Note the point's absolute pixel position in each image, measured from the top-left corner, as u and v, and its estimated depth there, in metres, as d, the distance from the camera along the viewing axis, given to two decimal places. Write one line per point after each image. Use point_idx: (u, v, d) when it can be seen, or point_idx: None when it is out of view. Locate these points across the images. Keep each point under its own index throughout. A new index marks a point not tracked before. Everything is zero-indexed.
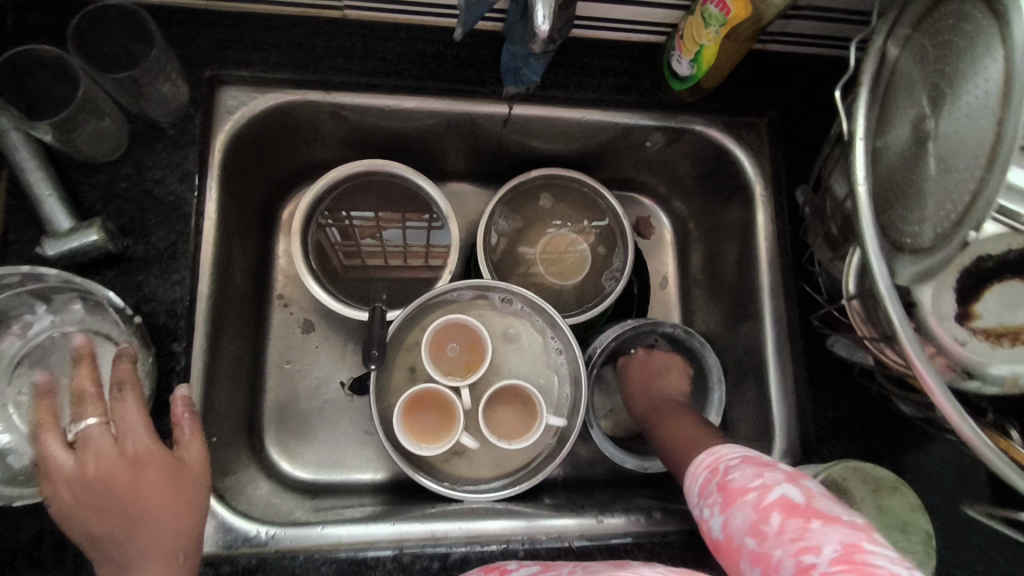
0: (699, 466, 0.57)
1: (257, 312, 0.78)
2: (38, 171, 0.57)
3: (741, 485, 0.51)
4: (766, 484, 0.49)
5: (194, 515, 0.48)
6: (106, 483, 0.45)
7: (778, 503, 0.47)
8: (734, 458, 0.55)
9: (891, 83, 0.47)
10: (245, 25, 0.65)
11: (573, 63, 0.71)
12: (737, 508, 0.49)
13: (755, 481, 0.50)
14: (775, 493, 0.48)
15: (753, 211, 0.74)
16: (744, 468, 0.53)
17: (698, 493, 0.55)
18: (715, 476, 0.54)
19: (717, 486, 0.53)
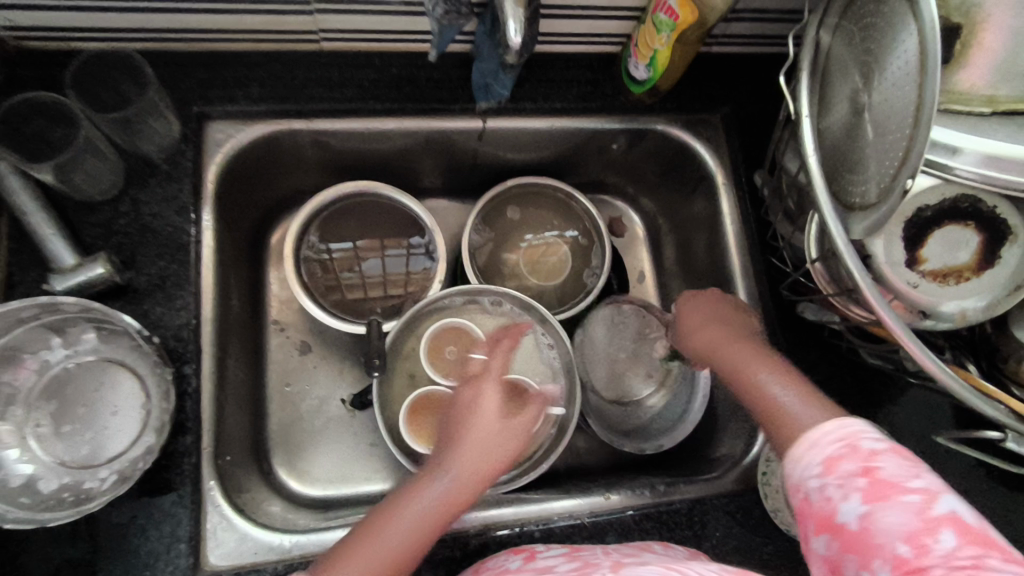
0: (822, 437, 0.45)
1: (254, 338, 0.80)
2: (39, 212, 0.59)
3: (895, 481, 0.41)
4: (925, 488, 0.40)
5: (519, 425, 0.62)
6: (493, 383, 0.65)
7: (944, 516, 0.39)
8: (876, 438, 0.44)
9: (829, 65, 0.52)
10: (227, 64, 0.69)
11: (538, 76, 0.76)
12: (892, 502, 0.40)
13: (912, 475, 0.41)
14: (938, 492, 0.40)
15: (718, 199, 0.79)
16: (898, 460, 0.42)
17: (818, 468, 0.44)
18: (855, 457, 0.43)
19: (858, 469, 0.42)
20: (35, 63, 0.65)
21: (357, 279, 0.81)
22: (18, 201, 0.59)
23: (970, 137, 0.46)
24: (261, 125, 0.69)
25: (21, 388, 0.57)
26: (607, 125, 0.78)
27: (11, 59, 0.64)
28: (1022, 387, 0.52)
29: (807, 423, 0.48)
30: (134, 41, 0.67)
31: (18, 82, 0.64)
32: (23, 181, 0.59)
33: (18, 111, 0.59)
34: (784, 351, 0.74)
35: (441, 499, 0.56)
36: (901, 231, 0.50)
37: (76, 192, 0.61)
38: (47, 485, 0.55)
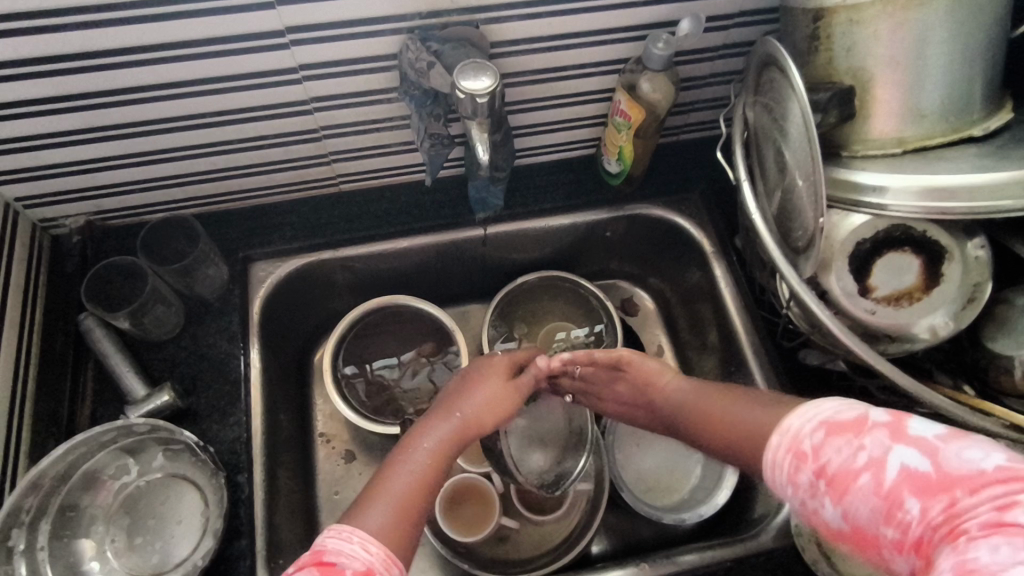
0: (774, 457, 0.44)
1: (303, 451, 0.87)
2: (118, 354, 0.71)
3: (845, 469, 0.39)
4: (872, 460, 0.38)
5: (496, 418, 0.63)
6: (515, 390, 0.65)
7: (898, 479, 0.36)
8: (812, 433, 0.42)
9: (758, 136, 0.60)
10: (266, 215, 0.83)
11: (526, 185, 0.87)
12: (856, 499, 0.38)
13: (859, 457, 0.38)
14: (892, 466, 0.37)
15: (710, 267, 0.85)
16: (833, 442, 0.40)
17: (784, 481, 0.43)
18: (806, 465, 0.41)
19: (815, 476, 0.40)
20: (116, 236, 0.80)
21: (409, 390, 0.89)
22: (101, 347, 0.71)
23: (895, 177, 0.52)
24: (293, 260, 0.81)
25: (102, 506, 0.65)
26: (595, 218, 0.87)
27: (98, 236, 0.79)
28: (1012, 397, 0.53)
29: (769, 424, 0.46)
30: (190, 207, 0.81)
31: (103, 252, 0.79)
32: (105, 331, 0.72)
33: (101, 275, 0.73)
34: (799, 401, 0.75)
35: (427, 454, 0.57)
36: (850, 265, 0.55)
37: (145, 334, 0.74)
38: None
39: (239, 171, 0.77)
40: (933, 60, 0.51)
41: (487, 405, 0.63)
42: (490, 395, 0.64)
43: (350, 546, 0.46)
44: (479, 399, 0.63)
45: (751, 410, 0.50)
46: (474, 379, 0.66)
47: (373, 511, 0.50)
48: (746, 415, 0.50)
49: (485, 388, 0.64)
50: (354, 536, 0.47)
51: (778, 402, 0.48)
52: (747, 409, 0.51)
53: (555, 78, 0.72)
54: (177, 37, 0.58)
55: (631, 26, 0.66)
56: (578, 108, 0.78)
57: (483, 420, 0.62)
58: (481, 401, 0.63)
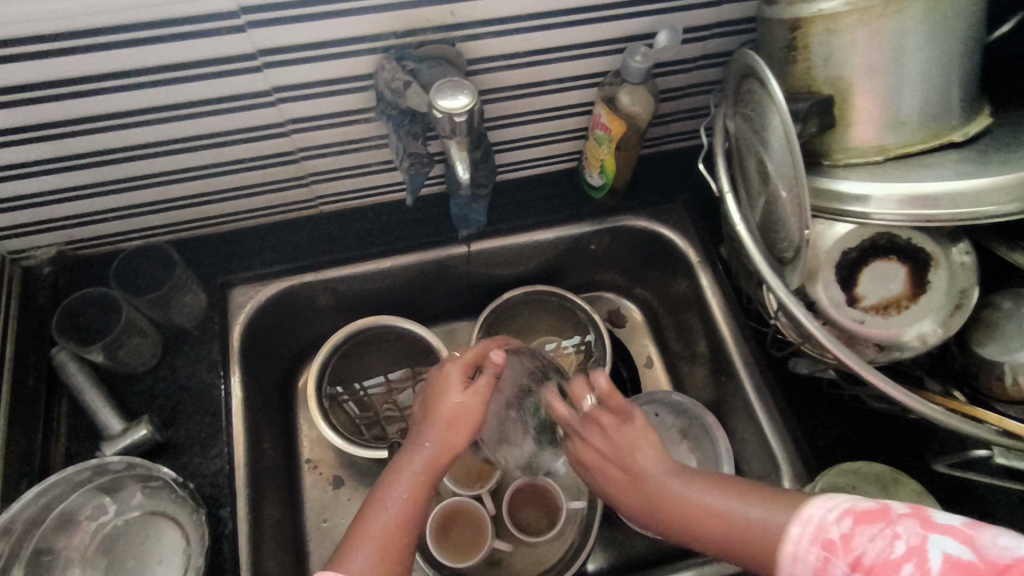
0: (799, 550, 0.43)
1: (290, 479, 0.85)
2: (92, 388, 0.69)
3: (884, 560, 0.40)
4: (911, 548, 0.40)
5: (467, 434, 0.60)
6: (477, 396, 0.61)
7: (944, 568, 0.38)
8: (839, 522, 0.42)
9: (739, 146, 0.60)
10: (245, 239, 0.81)
11: (509, 200, 0.86)
12: None
13: (896, 548, 0.40)
14: (935, 556, 0.39)
15: (696, 277, 0.84)
16: (864, 532, 0.41)
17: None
18: (836, 556, 0.42)
19: (849, 569, 0.41)
20: (90, 265, 0.78)
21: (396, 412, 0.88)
22: (75, 381, 0.69)
23: (878, 185, 0.51)
24: (274, 284, 0.79)
25: (78, 548, 0.63)
26: (580, 231, 0.86)
27: (71, 266, 0.77)
28: (1004, 402, 0.53)
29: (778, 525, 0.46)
30: (166, 234, 0.79)
31: (76, 282, 0.77)
32: (79, 365, 0.70)
33: (74, 307, 0.71)
34: (790, 410, 0.75)
35: (408, 487, 0.57)
36: (836, 276, 0.55)
37: (121, 366, 0.71)
38: None
39: (215, 196, 0.75)
40: (911, 67, 0.51)
41: (449, 417, 0.60)
42: (456, 404, 0.60)
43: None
44: (443, 412, 0.60)
45: (712, 494, 0.52)
46: (436, 396, 0.62)
47: (358, 558, 0.52)
48: (699, 495, 0.53)
49: (448, 406, 0.61)
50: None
51: (732, 496, 0.51)
52: (682, 486, 0.54)
53: (534, 93, 0.71)
54: (146, 63, 0.57)
55: (608, 39, 0.66)
56: (559, 122, 0.77)
57: (452, 438, 0.59)
58: (446, 414, 0.60)
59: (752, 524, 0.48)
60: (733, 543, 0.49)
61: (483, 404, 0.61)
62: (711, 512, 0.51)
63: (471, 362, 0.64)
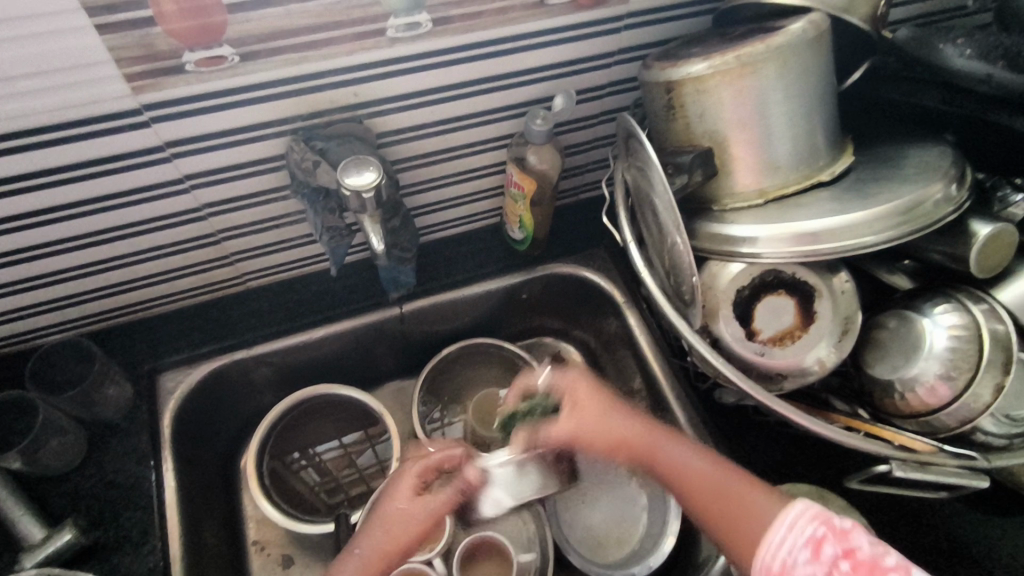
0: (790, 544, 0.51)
1: (235, 564, 0.82)
2: (10, 496, 0.66)
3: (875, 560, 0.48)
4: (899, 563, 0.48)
5: (406, 540, 0.60)
6: (428, 505, 0.62)
7: None
8: (843, 539, 0.49)
9: (638, 196, 0.64)
10: (171, 323, 0.81)
11: (438, 260, 0.89)
12: None
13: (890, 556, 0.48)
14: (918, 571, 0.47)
15: (625, 317, 0.87)
16: (865, 536, 0.50)
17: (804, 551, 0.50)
18: (833, 538, 0.49)
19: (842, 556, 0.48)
20: (6, 367, 0.76)
21: (352, 475, 0.89)
22: None
23: (762, 227, 0.55)
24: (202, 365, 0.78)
25: None
26: (509, 282, 0.88)
27: None
28: (901, 416, 0.57)
29: (767, 515, 0.55)
30: (87, 325, 0.78)
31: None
32: None
33: None
34: (723, 438, 0.78)
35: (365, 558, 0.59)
36: (734, 313, 0.59)
37: (44, 468, 0.69)
38: None
39: (137, 283, 0.75)
40: (776, 118, 0.56)
41: (403, 520, 0.61)
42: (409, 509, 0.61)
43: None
44: (396, 515, 0.61)
45: (684, 454, 0.61)
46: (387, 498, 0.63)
47: None
48: (693, 465, 0.60)
49: (392, 511, 0.61)
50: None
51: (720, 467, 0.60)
52: (687, 456, 0.61)
53: (446, 158, 0.74)
54: (51, 163, 0.58)
55: (510, 105, 0.70)
56: (475, 183, 0.80)
57: (383, 542, 0.60)
58: (384, 517, 0.61)
59: (740, 494, 0.57)
60: (718, 514, 0.57)
61: (426, 517, 0.61)
62: (698, 475, 0.60)
63: (427, 469, 0.64)
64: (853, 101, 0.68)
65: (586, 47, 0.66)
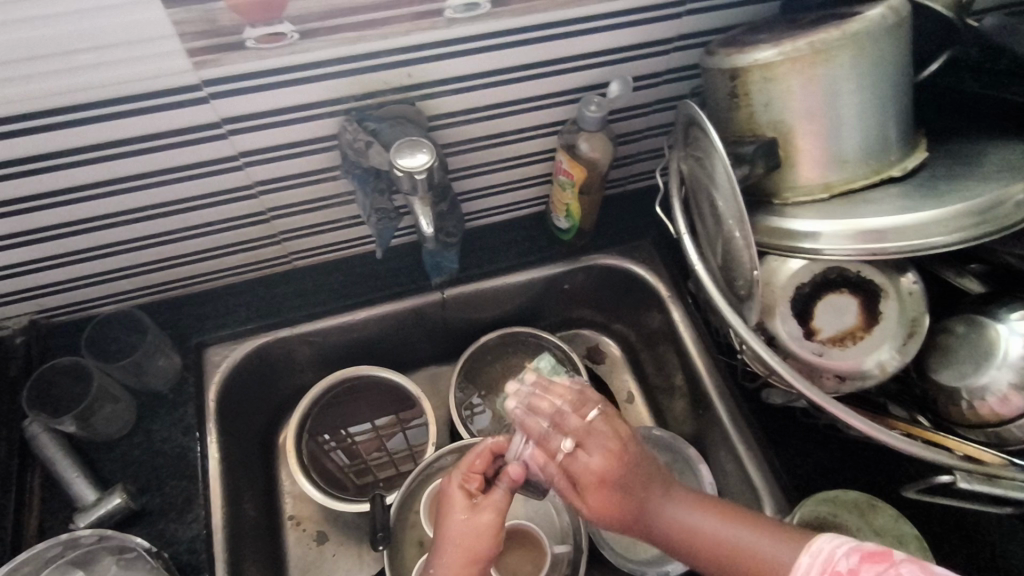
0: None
1: (272, 537, 0.84)
2: (64, 458, 0.68)
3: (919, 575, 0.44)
4: None
5: (475, 554, 0.57)
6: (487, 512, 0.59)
7: None
8: (847, 557, 0.46)
9: (694, 187, 0.62)
10: (219, 298, 0.82)
11: (481, 246, 0.88)
12: None
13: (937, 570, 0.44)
14: None
15: (669, 312, 0.86)
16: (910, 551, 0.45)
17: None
18: (868, 557, 0.46)
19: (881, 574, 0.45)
20: (61, 334, 0.78)
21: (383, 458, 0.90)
22: (45, 451, 0.68)
23: (827, 223, 0.53)
24: (248, 342, 0.79)
25: None
26: (551, 272, 0.87)
27: (42, 335, 0.77)
28: (965, 426, 0.55)
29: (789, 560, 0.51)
30: (139, 297, 0.80)
31: (48, 350, 0.77)
32: (49, 434, 0.69)
33: (44, 376, 0.70)
34: (766, 440, 0.76)
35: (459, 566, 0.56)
36: (792, 310, 0.57)
37: (97, 434, 0.71)
38: None
39: (188, 257, 0.76)
40: (848, 109, 0.53)
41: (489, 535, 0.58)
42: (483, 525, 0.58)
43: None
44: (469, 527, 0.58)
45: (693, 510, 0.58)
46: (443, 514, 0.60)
47: None
48: (699, 527, 0.58)
49: (453, 524, 0.58)
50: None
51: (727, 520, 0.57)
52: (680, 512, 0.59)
53: (497, 143, 0.73)
54: (113, 136, 0.59)
55: (564, 91, 0.69)
56: (523, 170, 0.79)
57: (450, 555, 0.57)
58: (450, 535, 0.58)
59: (755, 551, 0.54)
60: (739, 569, 0.54)
61: (491, 518, 0.58)
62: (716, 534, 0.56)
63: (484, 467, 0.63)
64: (926, 95, 0.65)
65: (646, 33, 0.64)
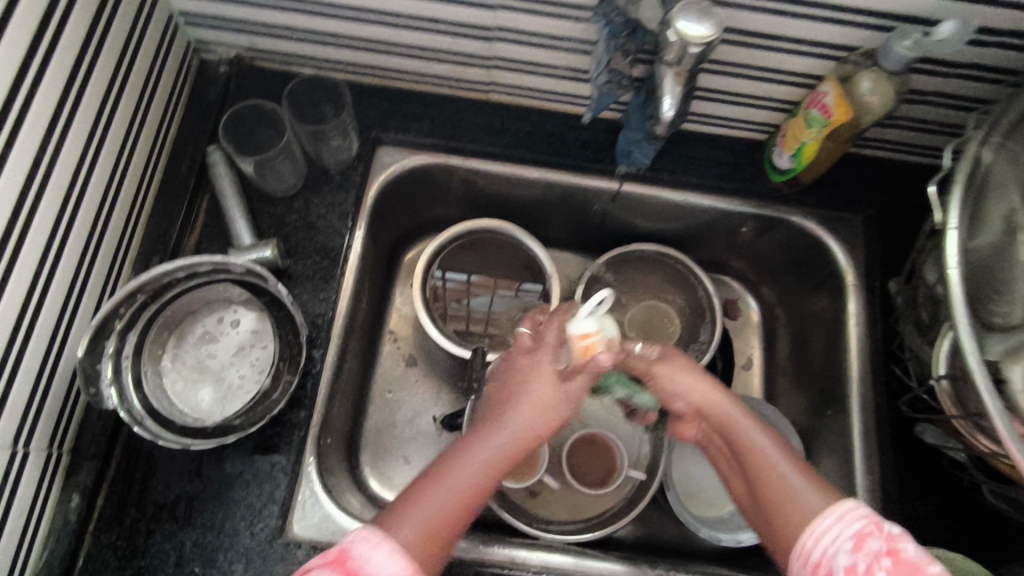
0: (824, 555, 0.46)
1: (370, 344, 0.87)
2: (234, 196, 0.71)
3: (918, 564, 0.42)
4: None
5: None
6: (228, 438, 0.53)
7: None
8: (848, 550, 0.45)
9: (987, 177, 0.52)
10: (406, 101, 0.79)
11: (679, 151, 0.80)
12: None
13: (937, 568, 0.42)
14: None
15: (845, 302, 0.76)
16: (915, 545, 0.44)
17: (847, 544, 0.45)
18: (881, 535, 0.44)
19: (883, 548, 0.43)
20: (258, 78, 0.78)
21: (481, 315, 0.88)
22: (221, 184, 0.71)
23: None
24: (418, 156, 0.77)
25: (188, 333, 0.66)
26: (738, 209, 0.79)
27: (241, 73, 0.78)
28: None
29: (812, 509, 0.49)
30: (338, 71, 0.78)
31: (243, 90, 0.77)
32: (227, 168, 0.71)
33: (243, 113, 0.72)
34: (893, 472, 0.69)
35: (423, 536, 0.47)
36: None
37: (266, 184, 0.73)
38: (194, 417, 0.63)
39: (398, 48, 0.72)
40: None
41: None
42: None
43: (371, 550, 0.45)
44: None
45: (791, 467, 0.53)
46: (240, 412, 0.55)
47: None
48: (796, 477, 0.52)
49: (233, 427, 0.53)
50: (376, 539, 0.45)
51: (779, 446, 0.55)
52: (763, 438, 0.56)
53: (765, 46, 0.63)
54: None
55: (879, 10, 0.57)
56: (773, 88, 0.69)
57: None
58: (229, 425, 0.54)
59: (785, 476, 0.52)
60: (757, 479, 0.54)
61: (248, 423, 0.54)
62: (765, 461, 0.54)
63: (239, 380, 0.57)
64: None
65: None
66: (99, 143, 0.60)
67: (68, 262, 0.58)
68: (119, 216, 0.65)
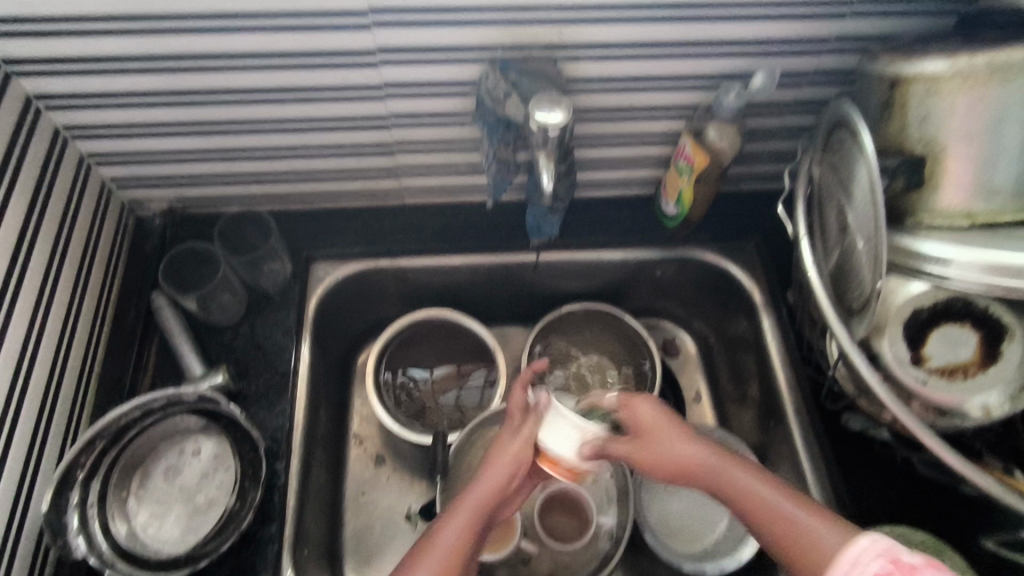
0: None
1: (336, 454, 0.86)
2: (181, 333, 0.75)
3: None
4: None
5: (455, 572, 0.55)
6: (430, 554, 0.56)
7: None
8: None
9: (820, 192, 0.62)
10: (331, 219, 0.87)
11: (583, 217, 0.89)
12: None
13: None
14: None
15: (758, 318, 0.84)
16: None
17: None
18: None
19: None
20: (192, 224, 0.85)
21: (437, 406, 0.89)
22: (167, 325, 0.76)
23: (957, 249, 0.52)
24: (351, 264, 0.83)
25: (151, 471, 0.69)
26: (649, 257, 0.87)
27: (176, 222, 0.85)
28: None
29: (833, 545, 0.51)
30: (265, 204, 0.86)
31: (179, 237, 0.84)
32: (172, 309, 0.76)
33: (180, 258, 0.78)
34: (837, 465, 0.74)
35: None
36: (904, 333, 0.56)
37: (211, 317, 0.78)
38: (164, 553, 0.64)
39: (315, 176, 0.81)
40: (1013, 137, 0.51)
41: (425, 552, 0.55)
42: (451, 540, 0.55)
43: None
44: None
45: (759, 483, 0.57)
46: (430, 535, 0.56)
47: None
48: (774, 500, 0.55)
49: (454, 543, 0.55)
50: None
51: (788, 495, 0.56)
52: (750, 478, 0.57)
53: (623, 117, 0.74)
54: (281, 48, 0.62)
55: (702, 74, 0.69)
56: (643, 149, 0.80)
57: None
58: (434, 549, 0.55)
59: (802, 524, 0.53)
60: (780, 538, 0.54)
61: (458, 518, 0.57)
62: (792, 525, 0.54)
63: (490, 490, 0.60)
64: None
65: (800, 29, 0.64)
66: (46, 309, 0.66)
67: (26, 424, 0.62)
68: (72, 373, 0.70)
